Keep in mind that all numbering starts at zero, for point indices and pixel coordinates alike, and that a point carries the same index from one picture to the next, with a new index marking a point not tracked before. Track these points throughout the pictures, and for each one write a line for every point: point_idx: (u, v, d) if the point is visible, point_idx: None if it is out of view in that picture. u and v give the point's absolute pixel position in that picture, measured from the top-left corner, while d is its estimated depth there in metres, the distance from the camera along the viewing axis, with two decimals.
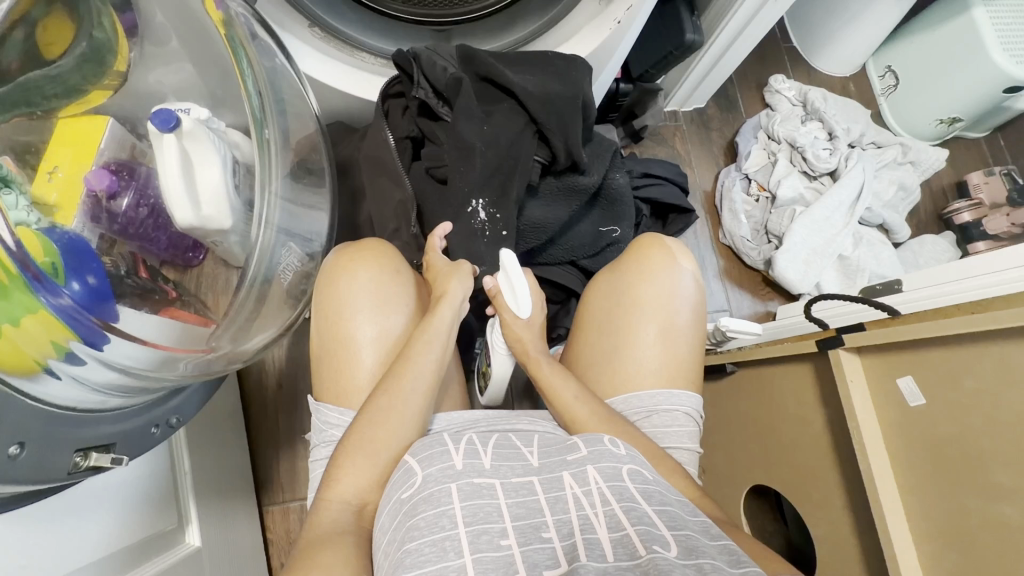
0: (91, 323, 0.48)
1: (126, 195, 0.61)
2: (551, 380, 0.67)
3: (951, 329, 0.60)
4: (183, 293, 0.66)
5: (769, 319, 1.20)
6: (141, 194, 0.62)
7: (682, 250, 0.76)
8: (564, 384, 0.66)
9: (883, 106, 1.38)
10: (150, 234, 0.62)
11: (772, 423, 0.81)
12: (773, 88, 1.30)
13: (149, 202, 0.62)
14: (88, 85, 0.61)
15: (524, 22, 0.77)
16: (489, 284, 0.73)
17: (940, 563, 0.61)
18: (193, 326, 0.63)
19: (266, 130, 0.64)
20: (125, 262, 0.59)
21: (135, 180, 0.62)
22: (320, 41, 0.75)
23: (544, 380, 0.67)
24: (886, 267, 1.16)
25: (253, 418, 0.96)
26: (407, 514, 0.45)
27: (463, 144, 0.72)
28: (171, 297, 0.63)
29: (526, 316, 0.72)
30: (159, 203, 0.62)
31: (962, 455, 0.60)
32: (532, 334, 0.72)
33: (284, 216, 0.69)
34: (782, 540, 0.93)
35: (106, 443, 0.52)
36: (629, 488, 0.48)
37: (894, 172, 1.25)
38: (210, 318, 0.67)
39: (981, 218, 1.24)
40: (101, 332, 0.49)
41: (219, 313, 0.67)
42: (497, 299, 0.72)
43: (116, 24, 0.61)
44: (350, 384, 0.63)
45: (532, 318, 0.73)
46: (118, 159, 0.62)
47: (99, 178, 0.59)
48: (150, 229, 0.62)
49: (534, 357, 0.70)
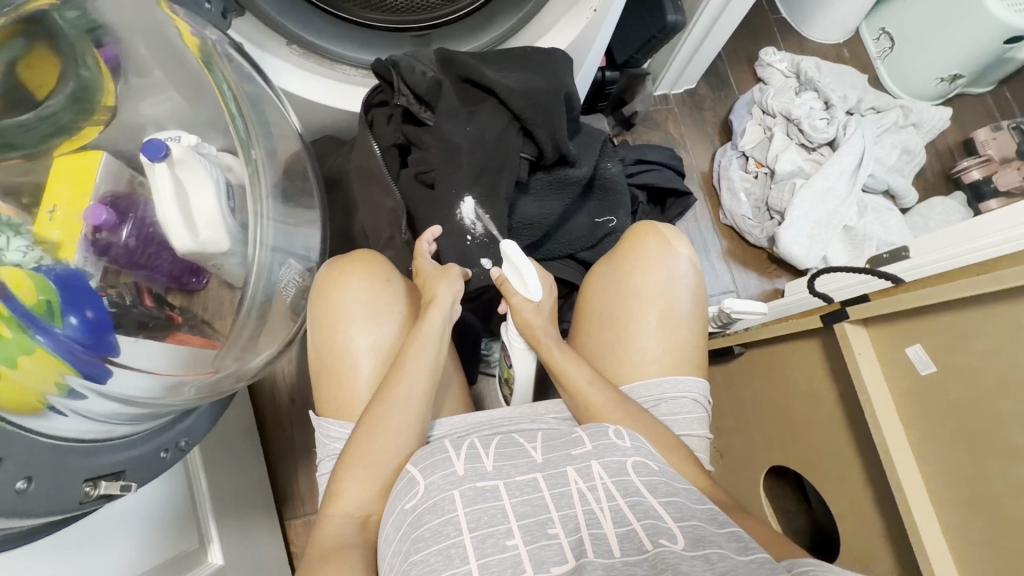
0: (89, 356, 0.50)
1: (125, 227, 0.61)
2: (564, 364, 0.66)
3: (949, 295, 0.58)
4: (189, 317, 0.67)
5: (778, 296, 1.18)
6: (140, 224, 0.63)
7: (676, 234, 0.75)
8: (581, 373, 0.65)
9: (880, 69, 1.34)
10: (152, 262, 0.63)
11: (784, 403, 0.80)
12: (763, 61, 1.27)
13: (147, 230, 0.63)
14: (79, 123, 0.62)
15: (502, 18, 0.76)
16: (495, 273, 0.71)
17: (969, 535, 0.59)
18: (199, 349, 0.65)
19: (253, 151, 0.69)
20: (130, 292, 0.60)
21: (134, 211, 0.63)
22: (299, 58, 0.76)
23: (557, 367, 0.66)
24: (894, 234, 1.13)
25: (269, 434, 0.98)
26: (413, 525, 0.46)
27: (450, 147, 0.72)
28: (177, 321, 0.64)
29: (537, 298, 0.69)
30: (158, 231, 0.63)
31: (980, 422, 0.58)
32: (541, 321, 0.69)
33: (279, 235, 0.73)
34: (807, 520, 0.91)
35: (116, 471, 0.52)
36: (634, 482, 0.47)
37: (895, 136, 1.22)
38: (215, 340, 0.68)
39: (992, 175, 1.21)
40: (99, 365, 0.51)
41: (224, 334, 0.69)
42: (504, 287, 0.70)
43: (96, 59, 0.61)
44: (351, 397, 0.64)
45: (541, 303, 0.70)
46: (116, 192, 0.62)
47: (95, 214, 0.59)
48: (151, 257, 0.63)
49: (546, 346, 0.68)
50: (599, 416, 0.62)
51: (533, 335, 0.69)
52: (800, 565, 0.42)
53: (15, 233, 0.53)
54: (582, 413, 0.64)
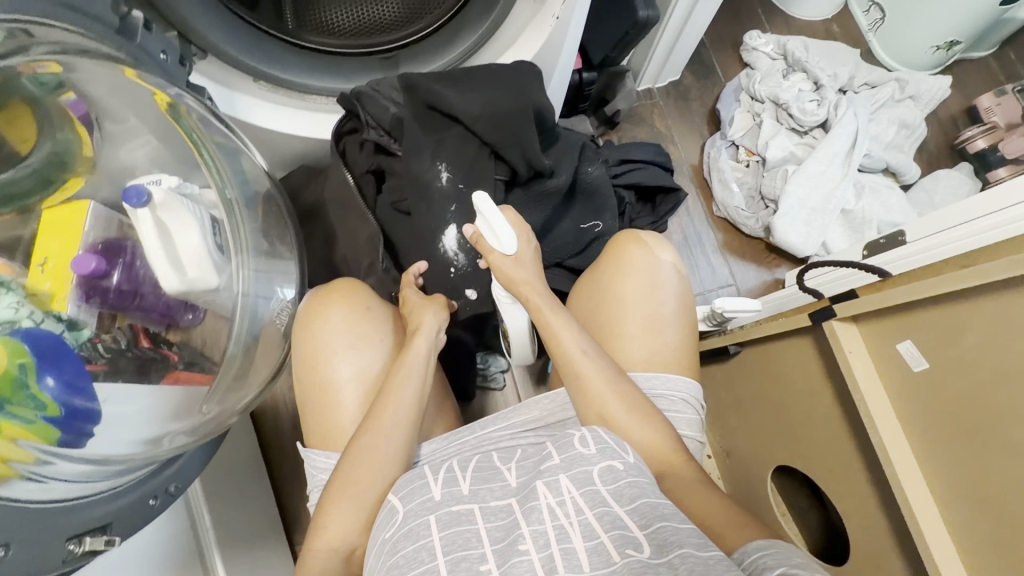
0: (69, 424, 0.52)
1: (115, 271, 0.62)
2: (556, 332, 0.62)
3: (926, 292, 0.57)
4: (186, 353, 0.69)
5: (779, 286, 1.14)
6: (130, 269, 0.64)
7: (659, 241, 0.74)
8: (573, 339, 0.61)
9: (873, 42, 1.29)
10: (144, 303, 0.65)
11: (783, 399, 0.78)
12: (749, 45, 1.24)
13: (138, 274, 0.64)
14: (63, 175, 0.62)
15: (466, 33, 0.75)
16: (468, 232, 0.66)
17: (973, 531, 0.56)
18: (194, 387, 0.68)
19: (229, 191, 0.72)
20: (125, 335, 0.63)
21: (123, 255, 0.64)
22: (266, 92, 0.76)
23: (544, 320, 0.63)
24: (896, 214, 1.09)
25: (275, 464, 0.99)
26: (390, 552, 0.46)
27: (419, 181, 0.74)
28: (173, 360, 0.67)
29: (512, 253, 0.65)
30: (150, 275, 0.65)
31: (976, 411, 0.55)
32: (524, 273, 0.65)
33: (259, 284, 0.76)
34: (821, 519, 0.88)
35: (101, 525, 0.51)
36: (601, 491, 0.45)
37: (892, 111, 1.18)
38: (212, 373, 0.71)
39: (998, 143, 1.15)
40: (77, 433, 0.52)
41: (219, 360, 0.72)
42: (480, 246, 0.66)
43: (66, 114, 0.60)
44: (336, 428, 0.64)
45: (521, 254, 0.66)
46: (107, 238, 0.63)
47: (84, 262, 0.59)
48: (145, 298, 0.65)
49: (535, 303, 0.64)
50: (606, 414, 0.58)
51: (519, 291, 0.65)
52: (751, 563, 0.43)
53: (5, 290, 0.56)
54: (589, 412, 0.59)
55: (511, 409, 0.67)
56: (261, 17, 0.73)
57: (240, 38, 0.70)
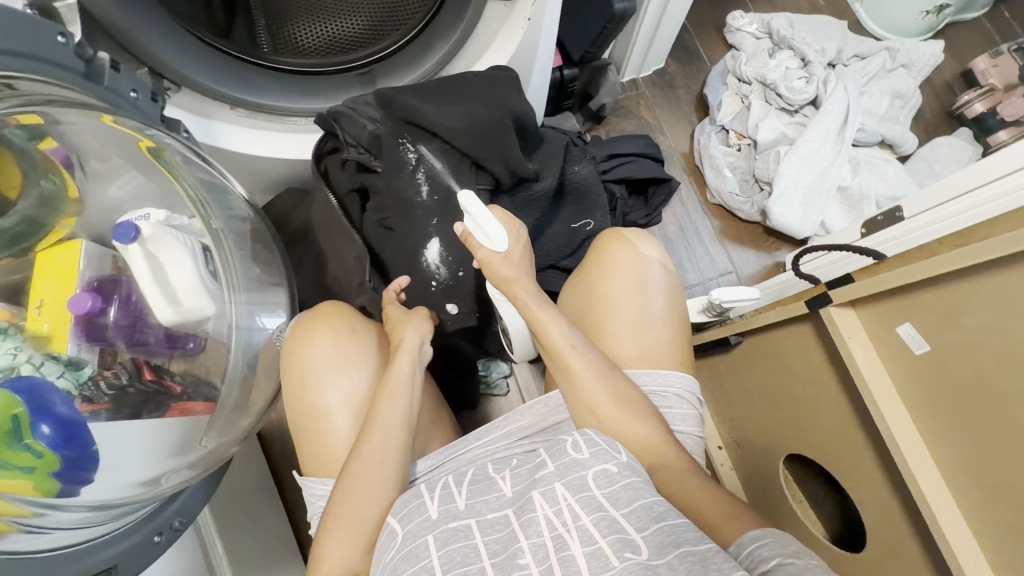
0: (75, 473, 0.52)
1: (111, 308, 0.63)
2: (544, 340, 0.61)
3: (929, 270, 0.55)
4: (189, 386, 0.69)
5: (781, 269, 1.12)
6: (126, 303, 0.65)
7: (643, 238, 0.73)
8: (564, 340, 0.60)
9: (860, 13, 1.27)
10: (144, 336, 0.66)
11: (788, 386, 0.76)
12: (733, 27, 1.22)
13: (133, 309, 0.65)
14: (51, 220, 0.61)
15: (438, 44, 0.74)
16: (457, 230, 0.64)
17: (991, 511, 0.54)
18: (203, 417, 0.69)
19: (213, 221, 0.74)
20: (127, 370, 0.64)
21: (118, 290, 0.65)
22: (245, 118, 0.76)
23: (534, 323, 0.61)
24: (894, 187, 1.07)
25: (285, 485, 0.99)
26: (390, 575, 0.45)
27: (401, 198, 0.74)
28: (178, 392, 0.67)
29: (503, 248, 0.63)
30: (144, 308, 0.66)
31: (982, 387, 0.54)
32: (513, 269, 0.63)
33: (248, 314, 0.77)
34: (835, 504, 0.86)
35: (107, 567, 0.52)
36: (597, 496, 0.44)
37: (883, 82, 1.15)
38: (216, 399, 0.72)
39: (996, 105, 1.12)
40: (80, 482, 0.53)
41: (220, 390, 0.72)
42: (467, 245, 0.64)
43: (50, 161, 0.59)
44: (331, 453, 0.64)
45: (510, 251, 0.64)
46: (100, 275, 0.64)
47: (81, 302, 0.60)
48: (141, 332, 0.66)
49: (524, 303, 0.62)
50: (600, 418, 0.57)
51: (509, 289, 0.63)
52: (756, 564, 0.41)
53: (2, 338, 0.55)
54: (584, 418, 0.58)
55: (505, 416, 0.66)
56: (234, 44, 0.74)
57: (213, 69, 0.70)
